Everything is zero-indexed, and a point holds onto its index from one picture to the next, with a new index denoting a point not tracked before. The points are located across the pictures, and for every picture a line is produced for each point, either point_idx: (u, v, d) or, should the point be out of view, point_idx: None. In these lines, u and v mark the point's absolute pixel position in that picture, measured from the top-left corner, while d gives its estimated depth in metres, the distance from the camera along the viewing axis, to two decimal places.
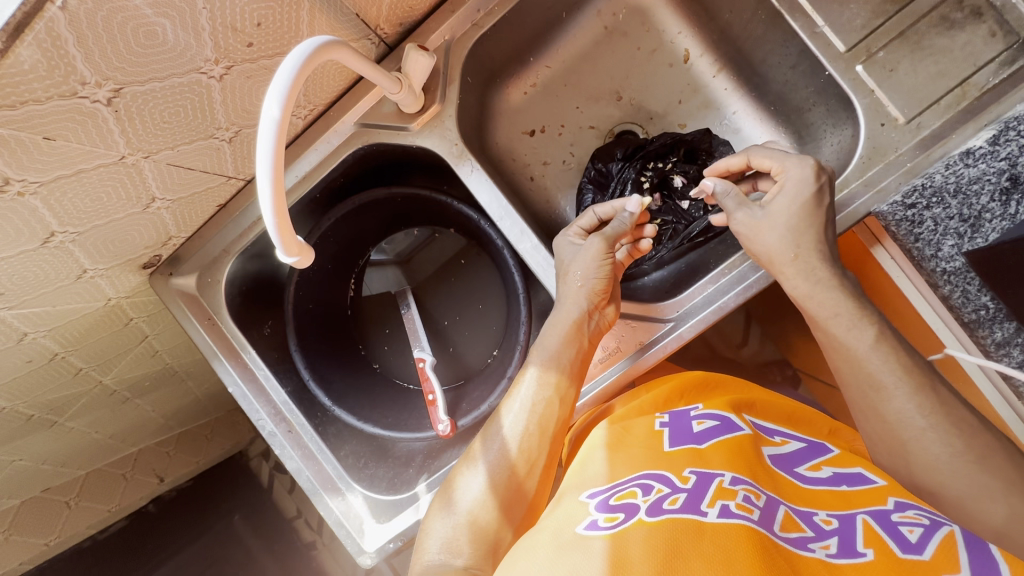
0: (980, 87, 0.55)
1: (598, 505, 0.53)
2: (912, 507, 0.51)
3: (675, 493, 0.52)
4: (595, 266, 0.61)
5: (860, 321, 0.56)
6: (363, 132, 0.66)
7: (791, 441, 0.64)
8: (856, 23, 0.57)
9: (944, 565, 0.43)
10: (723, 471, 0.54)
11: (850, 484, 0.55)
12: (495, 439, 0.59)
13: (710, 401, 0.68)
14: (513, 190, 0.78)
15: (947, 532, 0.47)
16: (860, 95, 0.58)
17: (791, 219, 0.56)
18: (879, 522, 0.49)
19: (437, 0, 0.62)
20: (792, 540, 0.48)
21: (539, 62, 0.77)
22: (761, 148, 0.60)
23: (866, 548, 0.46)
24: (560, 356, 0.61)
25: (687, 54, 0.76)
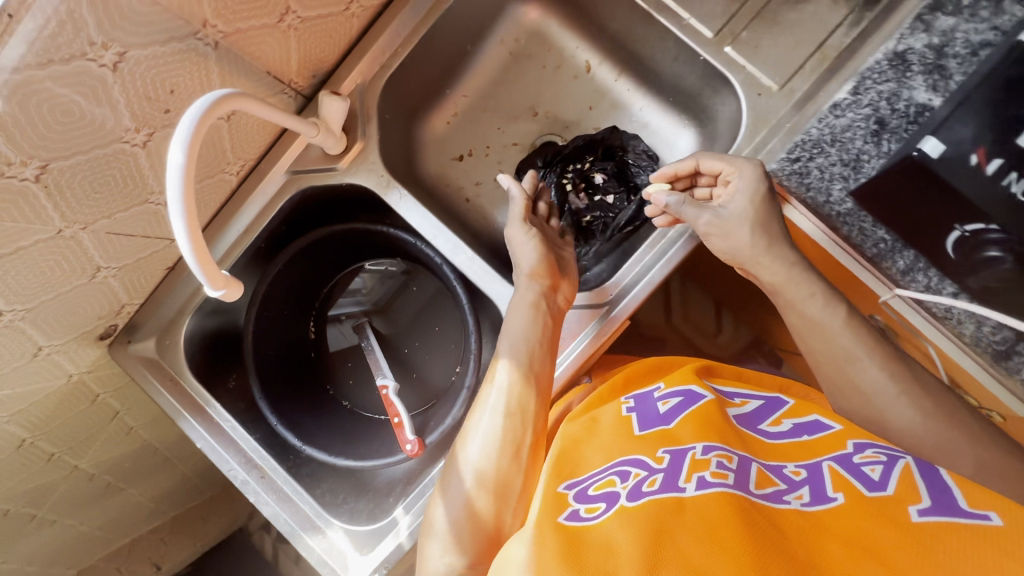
0: (835, 48, 0.61)
1: (580, 496, 0.55)
2: (870, 447, 0.54)
3: (653, 475, 0.54)
4: (530, 247, 0.69)
5: (832, 301, 0.60)
6: (295, 179, 0.70)
7: (750, 400, 0.66)
8: (717, 11, 0.64)
9: (907, 497, 0.46)
10: (697, 443, 0.55)
11: (808, 433, 0.58)
12: (479, 431, 0.62)
13: (671, 376, 0.69)
14: (449, 213, 0.83)
15: (902, 462, 0.50)
16: (735, 72, 0.64)
17: (747, 213, 0.59)
18: (844, 467, 0.51)
19: (343, 51, 0.68)
20: (769, 497, 0.50)
21: (455, 93, 0.83)
22: (709, 151, 0.63)
23: (836, 493, 0.49)
24: (527, 336, 0.63)
25: (588, 64, 0.82)
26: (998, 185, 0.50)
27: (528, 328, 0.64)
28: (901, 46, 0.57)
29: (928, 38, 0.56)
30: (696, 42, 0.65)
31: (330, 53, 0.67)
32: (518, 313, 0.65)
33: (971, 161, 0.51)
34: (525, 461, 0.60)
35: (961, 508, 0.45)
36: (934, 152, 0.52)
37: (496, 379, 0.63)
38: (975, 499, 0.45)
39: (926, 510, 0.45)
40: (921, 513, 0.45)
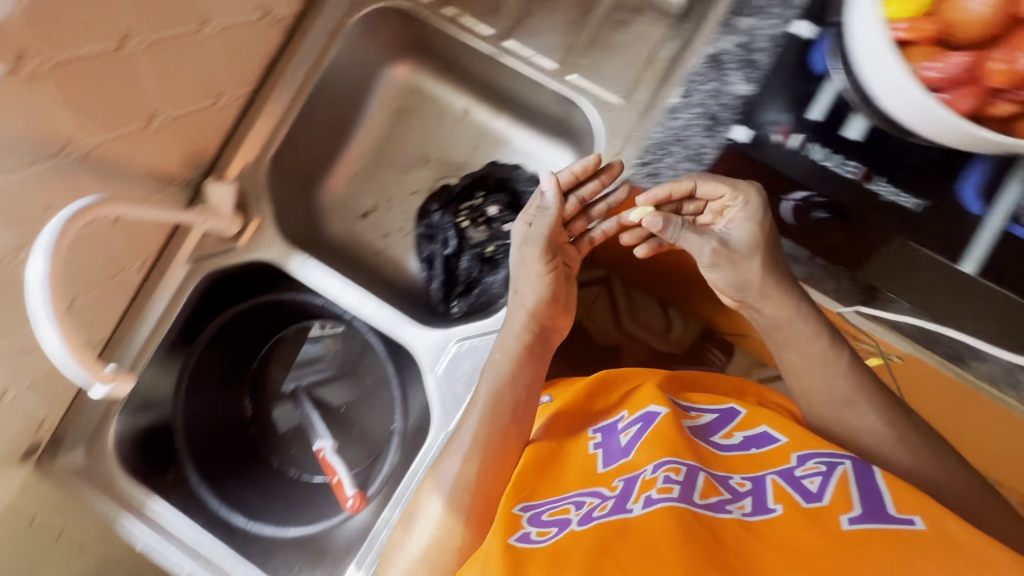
0: (663, 59, 0.68)
1: (533, 518, 0.56)
2: (812, 458, 0.57)
3: (605, 502, 0.57)
4: (538, 283, 0.67)
5: (836, 347, 0.62)
6: (199, 266, 0.73)
7: (706, 413, 0.67)
8: (554, 45, 0.71)
9: (840, 506, 0.52)
10: (645, 466, 0.59)
11: (758, 446, 0.61)
12: (454, 458, 0.62)
13: (637, 398, 0.67)
14: (362, 267, 0.86)
15: (842, 468, 0.55)
16: (583, 95, 0.70)
17: (745, 247, 0.59)
18: (786, 481, 0.56)
19: (223, 138, 0.73)
20: (711, 506, 0.53)
21: (348, 156, 0.88)
22: (706, 174, 0.60)
23: (775, 504, 0.54)
24: (513, 379, 0.65)
25: (466, 108, 0.88)
26: (804, 156, 0.54)
27: (513, 362, 0.66)
28: (717, 49, 0.64)
29: (736, 38, 0.63)
30: (543, 76, 0.71)
31: (210, 143, 0.71)
32: (506, 353, 0.66)
33: (774, 139, 0.55)
34: (499, 485, 0.62)
35: (890, 513, 0.50)
36: (742, 138, 0.57)
37: (473, 409, 0.64)
38: (903, 504, 0.51)
39: (857, 518, 0.50)
40: (851, 520, 0.50)
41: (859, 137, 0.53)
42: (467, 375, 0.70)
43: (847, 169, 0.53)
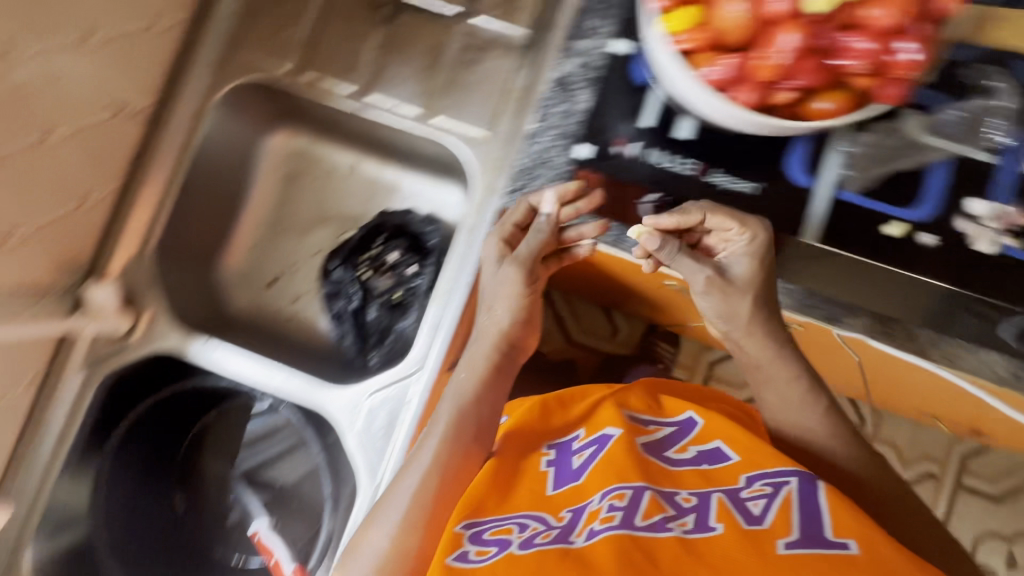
0: (517, 90, 0.71)
1: (472, 537, 0.56)
2: (759, 479, 0.60)
3: (548, 530, 0.57)
4: (514, 300, 0.64)
5: (817, 389, 0.63)
6: (96, 369, 0.71)
7: (665, 427, 0.69)
8: (413, 92, 0.73)
9: (779, 529, 0.54)
10: (591, 497, 0.60)
11: (709, 461, 0.64)
12: (409, 478, 0.59)
13: (602, 417, 0.67)
14: (276, 337, 0.85)
15: (787, 489, 0.57)
16: (448, 134, 0.72)
17: (746, 277, 0.57)
18: (730, 501, 0.58)
19: (99, 237, 0.71)
20: (652, 526, 0.55)
21: (243, 228, 0.87)
22: (718, 206, 0.54)
23: (716, 523, 0.56)
24: (479, 402, 0.63)
25: (353, 162, 0.89)
26: (645, 162, 0.57)
27: (479, 384, 0.64)
28: (563, 74, 0.65)
29: (579, 61, 0.65)
30: (408, 123, 0.73)
31: (85, 245, 0.70)
32: (472, 373, 0.64)
33: (615, 151, 0.59)
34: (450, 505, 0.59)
35: (826, 536, 0.52)
36: (587, 155, 0.60)
37: (433, 426, 0.62)
38: (840, 526, 0.53)
39: (792, 542, 0.52)
40: (788, 544, 0.52)
41: (693, 135, 0.57)
42: (384, 420, 0.69)
43: (686, 167, 0.57)
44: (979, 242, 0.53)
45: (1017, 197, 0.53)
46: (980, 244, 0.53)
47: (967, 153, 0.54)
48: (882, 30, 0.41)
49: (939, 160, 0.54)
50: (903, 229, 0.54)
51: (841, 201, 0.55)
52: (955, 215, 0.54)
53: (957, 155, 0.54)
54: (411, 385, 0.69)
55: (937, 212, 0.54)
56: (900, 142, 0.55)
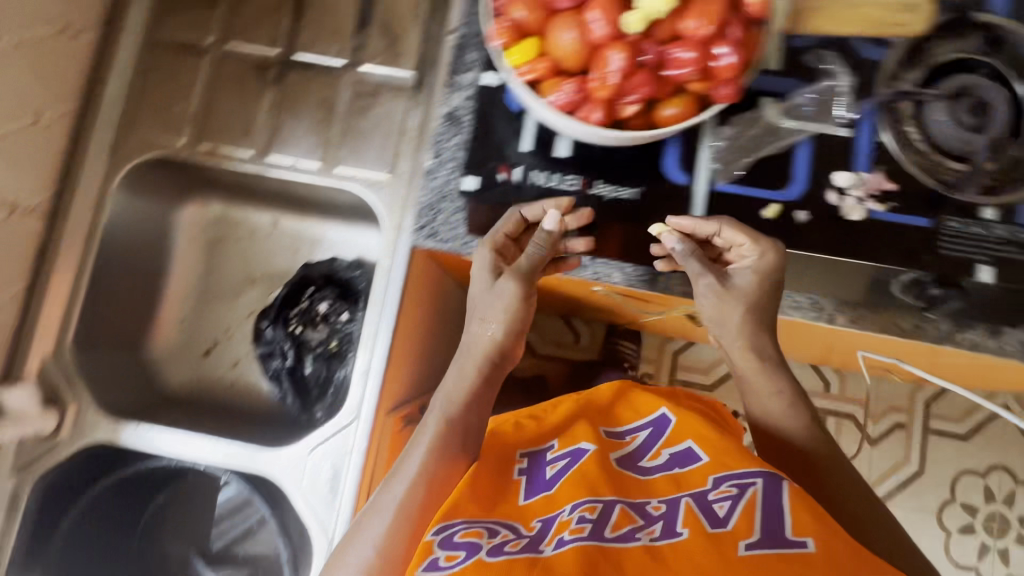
0: (412, 130, 0.73)
1: (443, 543, 0.50)
2: (726, 480, 0.56)
3: (518, 539, 0.52)
4: (506, 311, 0.57)
5: (798, 401, 0.58)
6: (25, 474, 0.69)
7: (640, 433, 0.66)
8: (311, 146, 0.74)
9: (742, 530, 0.50)
10: (562, 507, 0.55)
11: (681, 464, 0.61)
12: (396, 486, 0.55)
13: (576, 432, 0.64)
14: (218, 406, 0.84)
15: (753, 490, 0.53)
16: (352, 181, 0.74)
17: (751, 294, 0.55)
18: (697, 504, 0.54)
19: (12, 340, 0.70)
20: (619, 537, 0.51)
21: (169, 302, 0.86)
22: (734, 219, 0.55)
23: (683, 529, 0.52)
24: (468, 408, 0.58)
25: (273, 220, 0.89)
26: (530, 184, 0.59)
27: (469, 394, 0.59)
28: (450, 106, 0.66)
29: (464, 93, 0.65)
30: (311, 177, 0.74)
31: None
32: (460, 378, 0.60)
33: (501, 178, 0.60)
34: (422, 521, 0.54)
35: (785, 537, 0.48)
36: (473, 186, 0.60)
37: (422, 428, 0.58)
38: (800, 526, 0.49)
39: (754, 544, 0.48)
40: (748, 546, 0.48)
41: (569, 152, 0.59)
42: (327, 472, 0.69)
43: (568, 183, 0.59)
44: (851, 212, 0.56)
45: (875, 164, 0.57)
46: (850, 213, 0.56)
47: (825, 130, 0.58)
48: (700, 39, 0.43)
49: (802, 140, 0.58)
50: (780, 211, 0.57)
51: (719, 192, 0.58)
52: (825, 190, 0.57)
53: (817, 133, 0.58)
54: (350, 435, 0.70)
55: (809, 189, 0.57)
56: (765, 127, 0.58)
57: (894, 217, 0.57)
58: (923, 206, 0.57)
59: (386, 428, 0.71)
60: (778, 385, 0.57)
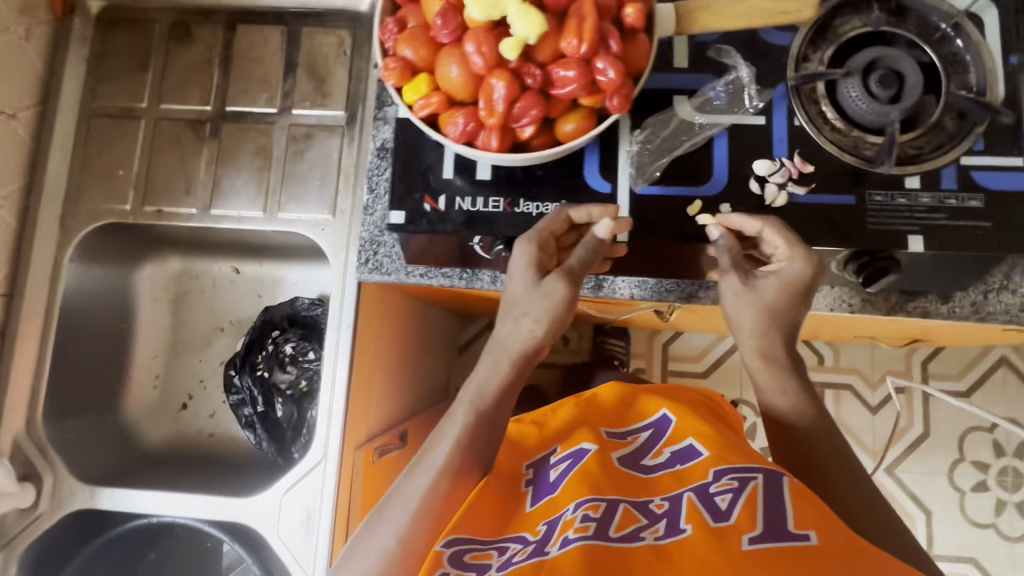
0: (350, 167, 0.74)
1: (452, 558, 0.46)
2: (727, 473, 0.53)
3: (526, 547, 0.49)
4: (543, 307, 0.53)
5: (805, 398, 0.55)
6: (10, 549, 0.71)
7: (641, 434, 0.66)
8: (254, 194, 0.75)
9: (744, 524, 0.46)
10: (567, 506, 0.52)
11: (682, 461, 0.58)
12: (419, 477, 0.51)
13: (578, 437, 0.63)
14: (198, 458, 0.85)
15: (754, 483, 0.50)
16: (297, 224, 0.75)
17: (775, 300, 0.53)
18: (699, 498, 0.50)
19: None
20: (623, 538, 0.48)
21: (141, 360, 0.88)
22: (782, 224, 0.54)
23: (687, 524, 0.48)
24: (500, 403, 0.54)
25: (234, 268, 0.91)
26: (456, 210, 0.59)
27: (499, 388, 0.54)
28: (382, 141, 0.67)
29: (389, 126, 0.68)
30: (255, 224, 0.75)
31: None
32: (497, 372, 0.54)
33: (428, 209, 0.59)
34: (440, 525, 0.50)
35: (787, 528, 0.45)
36: (401, 221, 0.59)
37: (451, 415, 0.54)
38: (802, 518, 0.45)
39: (758, 538, 0.44)
40: (752, 540, 0.44)
41: (489, 176, 0.59)
42: (301, 513, 0.70)
43: (492, 205, 0.59)
44: (775, 199, 0.57)
45: (794, 148, 0.58)
46: (775, 201, 0.57)
47: (740, 120, 0.58)
48: (578, 58, 0.44)
49: (718, 133, 0.58)
50: (711, 220, 0.57)
51: (642, 194, 0.58)
52: (747, 180, 0.58)
53: (732, 125, 0.58)
54: (317, 477, 0.70)
55: (730, 182, 0.58)
56: (678, 126, 0.58)
57: (818, 198, 0.57)
58: (848, 183, 0.57)
59: (357, 461, 0.73)
60: (784, 384, 0.55)
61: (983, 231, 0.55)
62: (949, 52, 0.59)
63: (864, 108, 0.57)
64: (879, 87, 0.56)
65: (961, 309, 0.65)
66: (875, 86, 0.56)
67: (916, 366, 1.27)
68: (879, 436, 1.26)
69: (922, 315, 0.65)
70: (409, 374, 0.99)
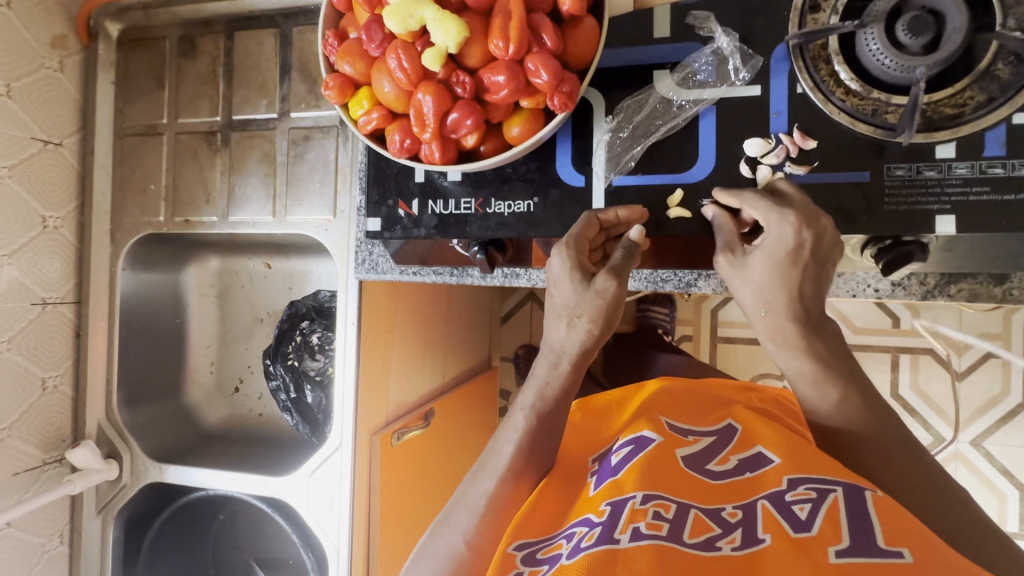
0: (346, 166, 0.76)
1: (525, 558, 0.42)
2: (803, 481, 0.43)
3: (592, 530, 0.42)
4: (588, 300, 0.48)
5: (831, 388, 0.46)
6: (105, 514, 0.85)
7: (704, 437, 0.54)
8: (263, 199, 0.80)
9: (829, 536, 0.37)
10: (633, 491, 0.44)
11: (752, 470, 0.47)
12: (485, 480, 0.49)
13: (638, 423, 0.55)
14: (251, 435, 0.97)
15: (833, 496, 0.40)
16: (303, 226, 0.78)
17: (763, 278, 0.45)
18: (774, 505, 0.42)
19: (72, 409, 0.85)
20: (697, 544, 0.39)
21: (199, 349, 0.99)
22: (754, 191, 0.47)
23: (766, 533, 0.39)
24: (561, 402, 0.51)
25: (266, 263, 0.98)
26: (429, 214, 0.58)
27: (560, 394, 0.51)
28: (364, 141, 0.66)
29: None
30: (267, 228, 0.80)
31: (64, 422, 0.84)
32: (552, 379, 0.51)
33: (402, 214, 0.59)
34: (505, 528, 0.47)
35: (875, 544, 0.36)
36: (377, 227, 0.60)
37: (511, 420, 0.51)
38: (892, 533, 0.36)
39: (847, 552, 0.36)
40: (840, 554, 0.36)
41: (459, 177, 0.58)
42: (326, 494, 0.78)
43: (464, 207, 0.57)
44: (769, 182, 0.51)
45: (795, 122, 0.51)
46: (761, 176, 0.51)
47: (728, 94, 0.52)
48: (507, 62, 0.42)
49: (703, 110, 0.52)
50: (690, 214, 0.52)
51: (619, 186, 0.54)
52: (738, 162, 0.52)
53: (718, 100, 0.52)
54: (339, 461, 0.77)
55: (716, 167, 0.52)
56: (656, 106, 0.53)
57: (824, 178, 0.50)
58: (864, 157, 0.49)
59: (374, 446, 0.79)
60: (808, 370, 0.46)
61: None
62: None
63: (888, 64, 0.46)
64: (906, 34, 0.44)
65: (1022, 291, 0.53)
66: (903, 34, 0.45)
67: (1018, 327, 1.08)
68: (963, 406, 1.11)
69: (969, 299, 0.55)
70: (442, 352, 1.01)
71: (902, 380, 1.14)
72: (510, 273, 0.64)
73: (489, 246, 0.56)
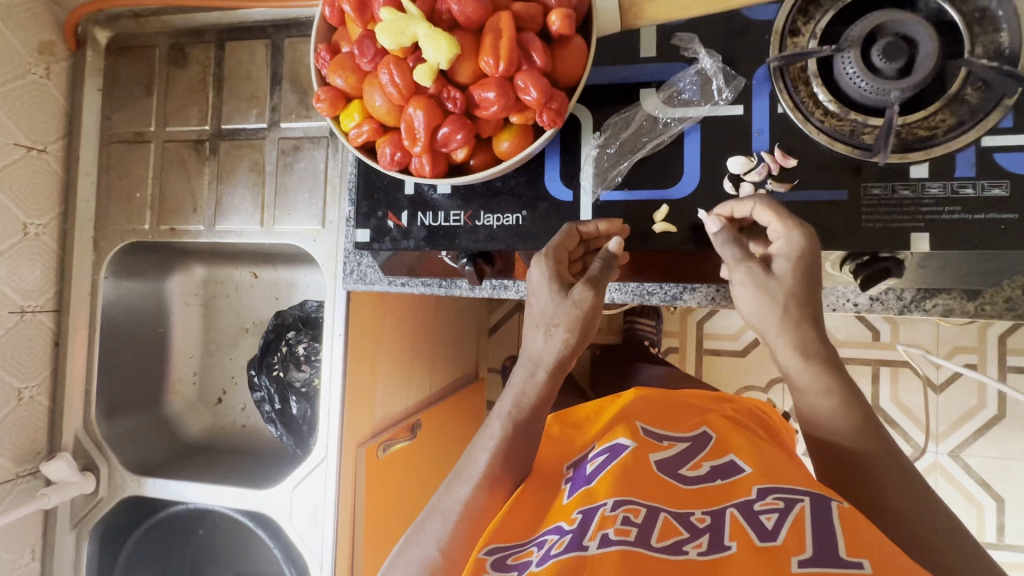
0: (335, 176, 0.76)
1: (495, 564, 0.42)
2: (772, 490, 0.44)
3: (562, 538, 0.42)
4: (566, 310, 0.49)
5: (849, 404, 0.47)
6: (80, 530, 0.83)
7: (679, 442, 0.54)
8: (250, 208, 0.79)
9: (793, 546, 0.38)
10: (604, 499, 0.44)
11: (723, 476, 0.48)
12: (461, 489, 0.49)
13: (615, 430, 0.56)
14: (234, 448, 0.95)
15: (800, 505, 0.41)
16: (291, 236, 0.78)
17: (795, 287, 0.45)
18: (742, 514, 0.42)
19: (49, 421, 0.83)
20: (665, 550, 0.40)
21: (182, 359, 0.98)
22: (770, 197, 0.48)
23: (732, 541, 0.40)
24: (539, 411, 0.51)
25: (253, 272, 0.97)
26: (418, 226, 0.59)
27: (539, 403, 0.51)
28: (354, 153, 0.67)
29: None
30: (255, 237, 0.79)
31: (39, 434, 0.82)
32: (531, 388, 0.51)
33: (391, 225, 0.59)
34: (479, 536, 0.47)
35: (836, 555, 0.36)
36: (366, 238, 0.60)
37: (487, 428, 0.51)
38: (853, 543, 0.37)
39: (808, 561, 0.36)
40: (802, 564, 0.36)
41: (449, 190, 0.58)
42: (309, 509, 0.77)
43: (453, 219, 0.58)
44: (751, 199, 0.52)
45: (776, 141, 0.52)
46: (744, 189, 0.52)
47: (711, 113, 0.53)
48: (497, 79, 0.43)
49: (688, 128, 0.54)
50: (675, 228, 0.53)
51: (606, 201, 0.55)
52: (721, 180, 0.53)
53: (702, 119, 0.54)
54: (319, 472, 0.76)
55: (699, 184, 0.53)
56: (642, 123, 0.55)
57: (804, 195, 0.52)
58: (842, 176, 0.51)
59: (359, 459, 0.78)
60: (827, 383, 0.47)
61: (1006, 226, 0.48)
62: (976, 7, 0.49)
63: (863, 88, 0.48)
64: (880, 59, 0.46)
65: (991, 307, 0.55)
66: (877, 59, 0.46)
67: (992, 341, 1.11)
68: (941, 419, 1.14)
69: (945, 314, 0.56)
70: (427, 363, 1.00)
71: (881, 392, 1.17)
72: (499, 285, 0.64)
73: (477, 258, 0.56)
